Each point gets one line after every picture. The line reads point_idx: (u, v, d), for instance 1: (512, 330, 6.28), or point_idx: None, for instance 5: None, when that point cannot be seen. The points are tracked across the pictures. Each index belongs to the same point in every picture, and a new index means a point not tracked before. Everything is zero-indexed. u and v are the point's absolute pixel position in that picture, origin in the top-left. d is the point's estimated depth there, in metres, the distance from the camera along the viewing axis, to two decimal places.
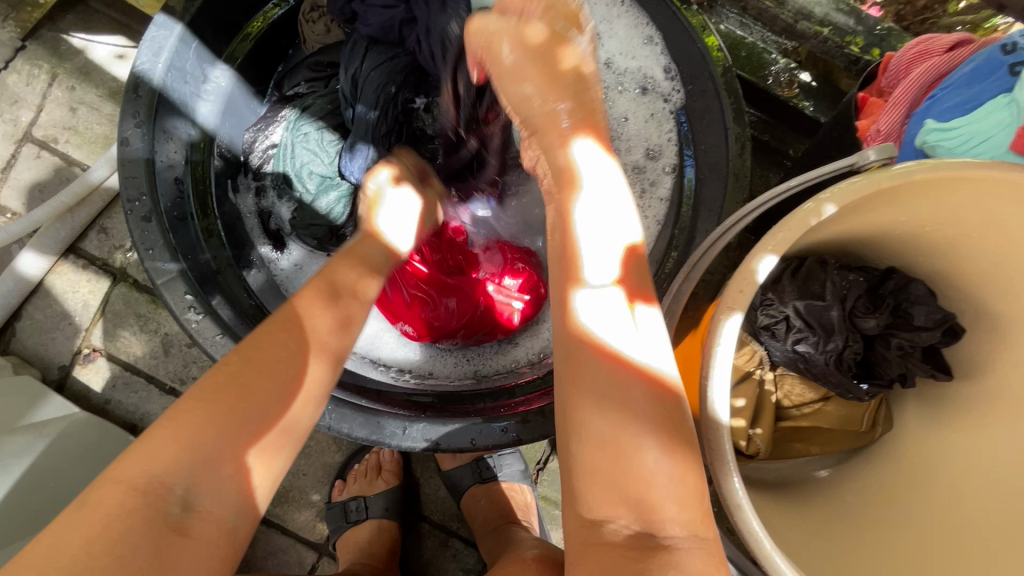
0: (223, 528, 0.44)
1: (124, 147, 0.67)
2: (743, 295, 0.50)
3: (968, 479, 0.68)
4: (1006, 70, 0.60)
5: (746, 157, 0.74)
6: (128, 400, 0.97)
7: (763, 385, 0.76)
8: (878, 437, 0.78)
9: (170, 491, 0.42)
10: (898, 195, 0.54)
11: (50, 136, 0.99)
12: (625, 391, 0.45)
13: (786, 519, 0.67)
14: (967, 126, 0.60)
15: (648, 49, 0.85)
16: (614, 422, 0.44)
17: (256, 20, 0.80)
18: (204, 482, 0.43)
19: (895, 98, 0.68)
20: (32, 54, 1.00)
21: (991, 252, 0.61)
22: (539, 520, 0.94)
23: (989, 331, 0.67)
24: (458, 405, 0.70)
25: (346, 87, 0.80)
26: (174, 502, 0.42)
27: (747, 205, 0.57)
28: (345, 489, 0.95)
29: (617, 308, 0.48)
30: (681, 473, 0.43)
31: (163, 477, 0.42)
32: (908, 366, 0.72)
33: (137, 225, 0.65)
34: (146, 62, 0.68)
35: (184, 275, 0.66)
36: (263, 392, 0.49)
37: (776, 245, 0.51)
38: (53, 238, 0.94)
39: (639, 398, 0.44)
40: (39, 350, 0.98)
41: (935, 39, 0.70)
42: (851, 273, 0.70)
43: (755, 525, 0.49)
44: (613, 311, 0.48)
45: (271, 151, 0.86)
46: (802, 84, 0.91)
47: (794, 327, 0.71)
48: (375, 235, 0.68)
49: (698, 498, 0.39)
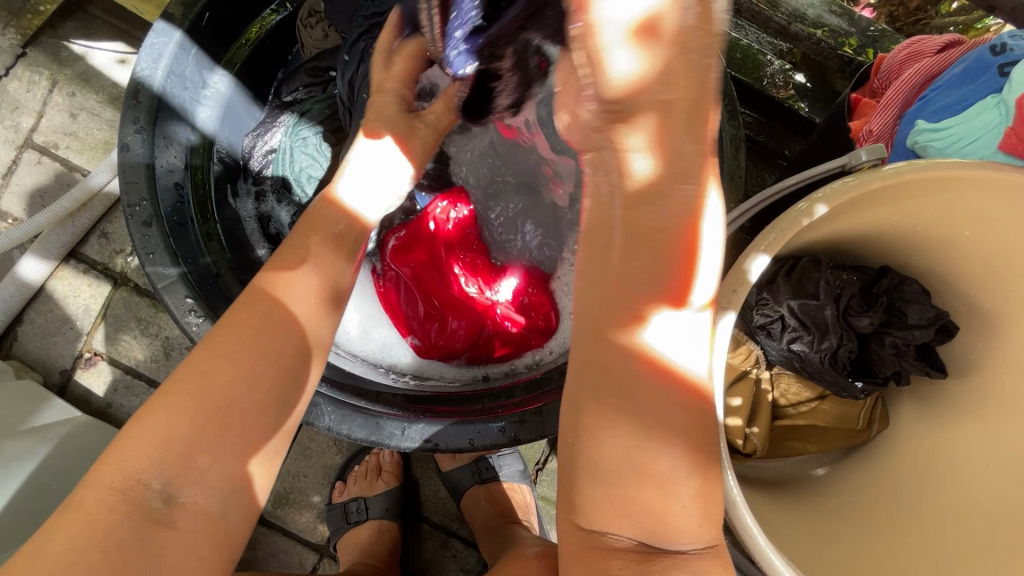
0: (215, 525, 0.42)
1: (125, 153, 0.68)
2: (735, 295, 0.51)
3: (964, 477, 0.69)
4: (995, 71, 0.60)
5: (741, 159, 0.74)
6: (129, 404, 0.98)
7: (760, 385, 0.77)
8: (875, 436, 0.79)
9: (147, 485, 0.40)
10: (889, 195, 0.55)
11: (51, 142, 0.99)
12: (669, 416, 0.37)
13: (784, 518, 0.67)
14: (957, 127, 0.61)
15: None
16: (658, 461, 0.37)
17: (254, 26, 0.81)
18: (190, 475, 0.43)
19: (886, 99, 0.69)
20: (33, 61, 1.01)
21: (984, 250, 0.61)
22: (538, 520, 0.95)
23: (983, 329, 0.68)
24: (455, 406, 0.71)
25: (343, 92, 0.81)
26: (153, 496, 0.40)
27: (744, 203, 0.58)
28: (346, 491, 0.95)
29: (686, 331, 0.38)
30: (707, 498, 0.39)
31: (151, 482, 0.40)
32: (903, 365, 0.72)
33: (138, 229, 0.66)
34: (146, 68, 0.69)
35: (184, 279, 0.67)
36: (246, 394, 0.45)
37: (768, 246, 0.52)
38: (54, 243, 0.95)
39: (685, 429, 0.38)
40: (41, 355, 0.98)
41: (927, 40, 0.71)
42: (844, 272, 0.70)
43: (748, 520, 0.49)
44: (683, 337, 0.39)
45: (270, 156, 0.87)
46: (797, 85, 0.92)
47: (789, 326, 0.72)
48: (333, 201, 0.58)
49: (705, 504, 0.38)
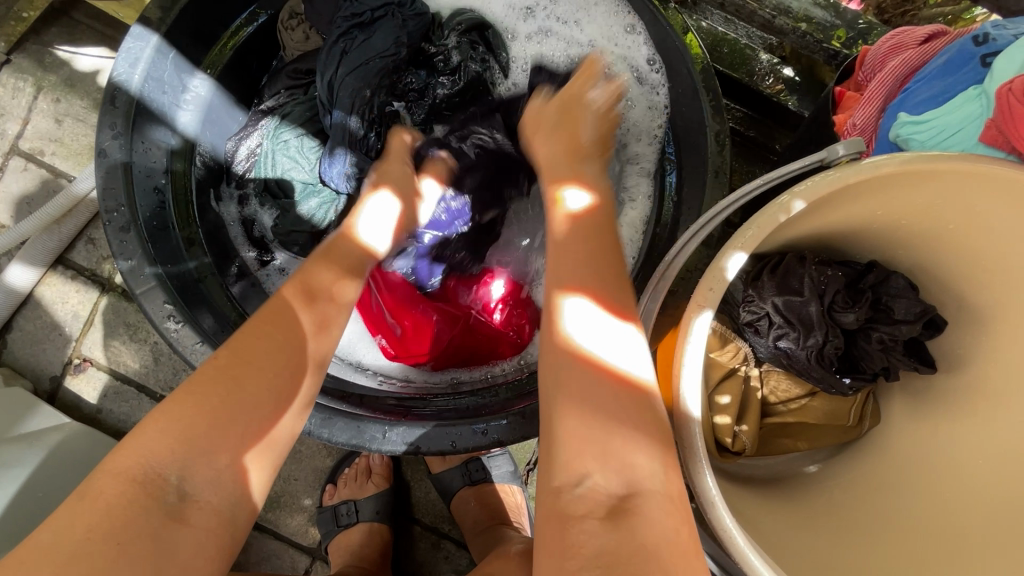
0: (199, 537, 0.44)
1: (103, 158, 0.67)
2: (714, 293, 0.50)
3: (953, 472, 0.68)
4: (977, 62, 0.60)
5: (726, 155, 0.73)
6: (119, 410, 0.98)
7: (748, 382, 0.76)
8: (865, 432, 0.77)
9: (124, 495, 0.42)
10: (870, 189, 0.54)
11: (36, 149, 0.99)
12: (608, 400, 0.44)
13: (772, 513, 0.66)
14: (939, 118, 0.60)
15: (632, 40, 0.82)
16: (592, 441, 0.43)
17: (226, 40, 0.81)
18: (162, 480, 0.43)
19: (870, 92, 0.68)
20: (17, 67, 1.01)
21: (969, 243, 0.61)
22: (529, 520, 0.95)
23: (971, 323, 0.67)
24: (439, 409, 0.70)
25: (323, 93, 0.81)
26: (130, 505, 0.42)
27: (726, 199, 0.56)
28: (336, 493, 0.95)
29: (601, 330, 0.47)
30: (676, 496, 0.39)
31: (165, 476, 0.43)
32: (890, 360, 0.71)
33: (115, 235, 0.66)
34: (123, 72, 0.69)
35: (163, 285, 0.66)
36: (256, 399, 0.48)
37: (745, 243, 0.51)
38: (40, 249, 0.95)
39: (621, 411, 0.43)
40: (31, 361, 0.98)
41: (907, 32, 0.70)
42: (830, 268, 0.69)
43: (727, 520, 0.49)
44: (600, 324, 0.47)
45: (253, 158, 0.87)
46: (785, 80, 0.91)
47: (775, 323, 0.71)
48: (350, 234, 0.65)
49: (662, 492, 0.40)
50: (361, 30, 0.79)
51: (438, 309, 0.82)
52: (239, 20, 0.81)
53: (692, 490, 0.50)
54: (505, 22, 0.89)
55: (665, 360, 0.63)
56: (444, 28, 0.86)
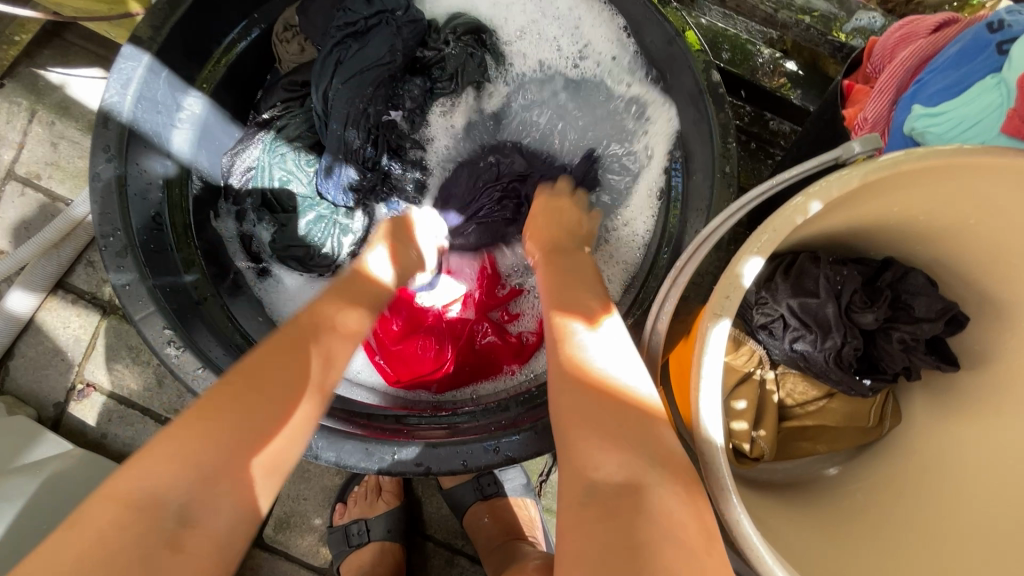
0: None
1: (96, 182, 0.66)
2: (729, 301, 0.48)
3: (983, 474, 0.65)
4: (993, 50, 0.58)
5: (732, 146, 0.71)
6: (124, 434, 0.96)
7: (764, 385, 0.73)
8: (886, 433, 0.75)
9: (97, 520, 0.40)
10: (887, 186, 0.52)
11: (33, 173, 0.98)
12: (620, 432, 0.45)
13: (795, 523, 0.63)
14: (954, 111, 0.59)
15: (619, 29, 0.81)
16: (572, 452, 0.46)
17: (221, 53, 0.79)
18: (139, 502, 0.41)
19: (882, 84, 0.66)
20: (11, 92, 1.00)
21: (989, 236, 0.59)
22: (544, 534, 0.93)
23: (995, 318, 0.65)
24: (453, 426, 0.69)
25: (318, 106, 0.80)
26: None
27: (736, 201, 0.53)
28: (346, 513, 0.93)
29: (613, 353, 0.52)
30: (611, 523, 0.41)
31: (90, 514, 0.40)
32: (911, 359, 0.69)
33: (112, 259, 0.65)
34: (114, 95, 0.68)
35: (163, 310, 0.65)
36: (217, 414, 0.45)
37: (761, 247, 0.49)
38: (40, 275, 0.94)
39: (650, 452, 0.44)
40: (34, 389, 0.97)
41: (919, 21, 0.68)
42: (846, 267, 0.67)
43: (758, 544, 0.46)
44: (615, 354, 0.52)
45: (249, 173, 0.85)
46: (789, 74, 0.89)
47: (790, 325, 0.68)
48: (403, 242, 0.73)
49: None
50: (357, 40, 0.78)
51: (448, 337, 0.85)
52: (235, 33, 0.80)
53: (720, 515, 0.48)
54: (496, 25, 0.87)
55: (679, 373, 0.61)
56: (441, 32, 0.85)
